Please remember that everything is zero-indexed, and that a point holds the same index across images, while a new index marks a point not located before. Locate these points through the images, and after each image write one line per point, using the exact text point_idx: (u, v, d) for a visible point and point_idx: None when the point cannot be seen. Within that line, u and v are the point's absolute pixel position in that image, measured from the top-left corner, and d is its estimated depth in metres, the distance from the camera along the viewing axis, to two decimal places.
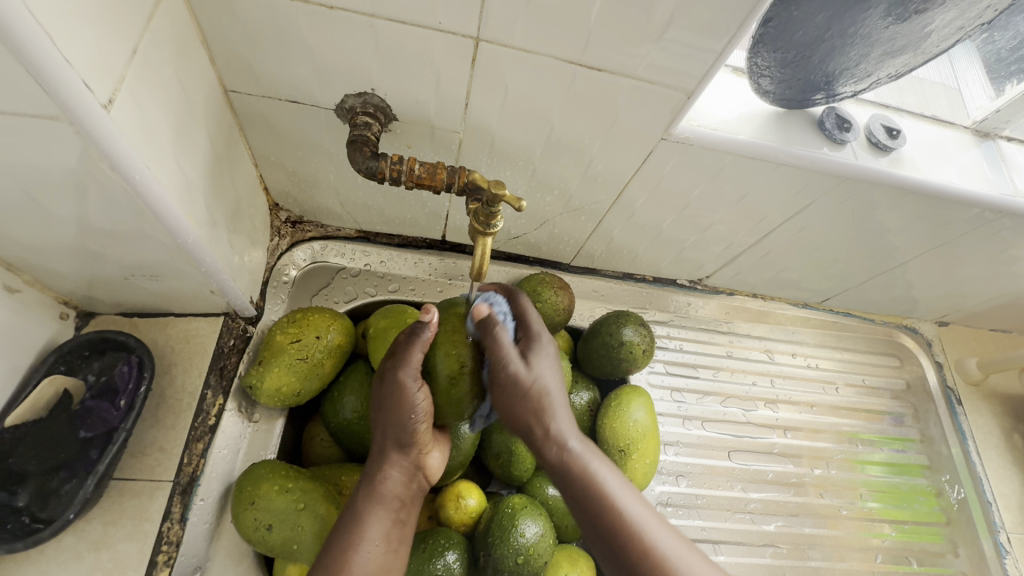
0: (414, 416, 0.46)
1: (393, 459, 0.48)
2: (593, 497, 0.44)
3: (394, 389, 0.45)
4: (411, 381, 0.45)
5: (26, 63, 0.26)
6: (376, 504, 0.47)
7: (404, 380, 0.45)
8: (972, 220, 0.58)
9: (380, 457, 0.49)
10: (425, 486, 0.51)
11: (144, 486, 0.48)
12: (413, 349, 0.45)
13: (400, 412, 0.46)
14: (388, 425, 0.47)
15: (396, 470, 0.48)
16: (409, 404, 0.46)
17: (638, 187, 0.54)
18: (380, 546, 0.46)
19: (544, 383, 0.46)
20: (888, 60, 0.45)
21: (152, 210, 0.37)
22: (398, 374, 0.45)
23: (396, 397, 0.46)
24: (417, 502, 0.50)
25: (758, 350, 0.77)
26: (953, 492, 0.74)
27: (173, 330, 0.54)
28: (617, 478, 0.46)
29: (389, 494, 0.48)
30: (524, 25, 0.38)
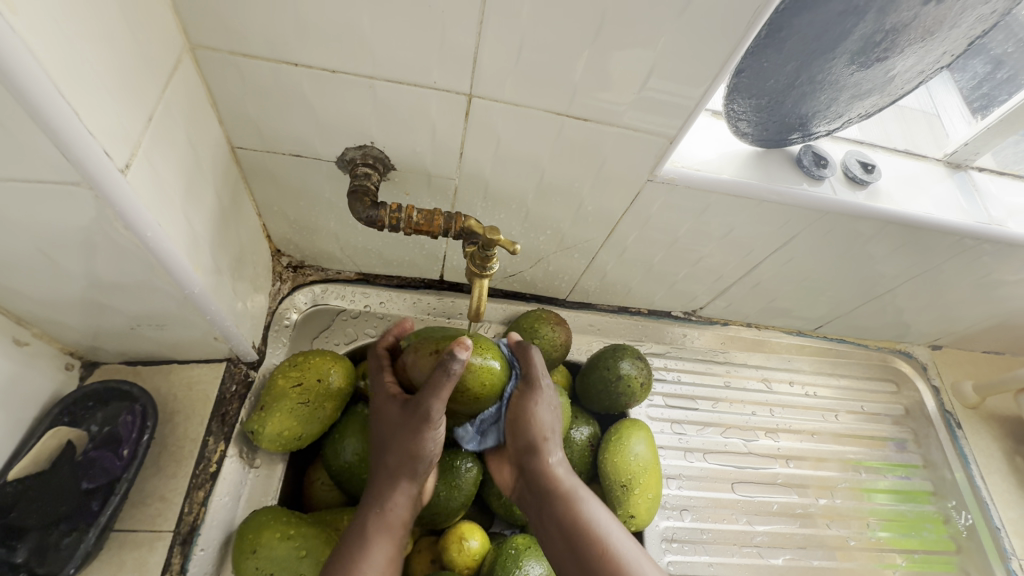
0: (429, 448, 0.48)
1: (400, 485, 0.48)
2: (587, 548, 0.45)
3: (417, 422, 0.46)
4: (435, 412, 0.46)
5: (54, 139, 0.27)
6: (384, 531, 0.46)
7: (432, 409, 0.46)
8: (953, 246, 0.60)
9: (388, 483, 0.48)
10: (420, 505, 0.51)
11: (144, 537, 0.48)
12: (444, 382, 0.44)
13: (418, 445, 0.47)
14: (398, 451, 0.47)
15: (401, 496, 0.48)
16: (428, 429, 0.47)
17: (628, 225, 0.56)
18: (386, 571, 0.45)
19: (541, 427, 0.50)
20: (857, 100, 0.48)
21: (163, 264, 0.38)
22: (426, 407, 0.46)
23: (420, 425, 0.46)
24: (413, 531, 0.49)
25: (756, 379, 0.78)
26: (961, 519, 0.73)
27: (176, 376, 0.54)
28: (621, 532, 0.47)
29: (396, 521, 0.47)
30: (513, 82, 0.40)
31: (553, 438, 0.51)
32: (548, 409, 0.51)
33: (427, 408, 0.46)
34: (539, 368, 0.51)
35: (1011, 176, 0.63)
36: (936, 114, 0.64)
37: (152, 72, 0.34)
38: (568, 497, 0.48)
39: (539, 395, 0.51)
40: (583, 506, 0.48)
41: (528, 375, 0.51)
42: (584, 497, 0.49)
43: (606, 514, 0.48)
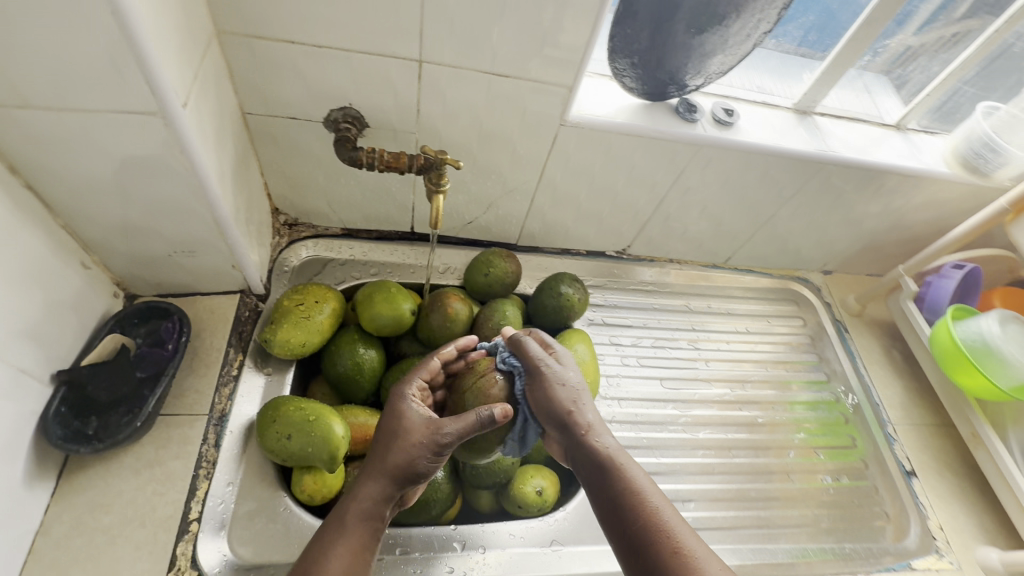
0: (428, 471, 0.52)
1: (379, 484, 0.50)
2: (627, 511, 0.48)
3: (419, 437, 0.51)
4: (448, 439, 0.51)
5: (150, 83, 0.42)
6: (350, 519, 0.49)
7: (444, 432, 0.51)
8: (806, 171, 0.78)
9: (366, 480, 0.51)
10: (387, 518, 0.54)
11: (185, 418, 0.60)
12: (473, 426, 0.51)
13: (422, 466, 0.51)
14: (394, 457, 0.51)
15: (380, 500, 0.50)
16: (428, 449, 0.51)
17: (554, 167, 0.73)
18: (348, 559, 0.47)
19: (565, 402, 0.54)
20: (707, 58, 0.66)
21: (203, 187, 0.53)
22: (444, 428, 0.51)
23: (421, 440, 0.51)
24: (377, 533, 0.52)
25: (680, 303, 0.94)
26: (848, 399, 0.89)
27: (201, 305, 0.68)
28: (647, 478, 0.50)
29: (361, 513, 0.49)
30: (450, 50, 0.57)
31: (582, 399, 0.55)
32: (565, 384, 0.55)
33: (444, 434, 0.51)
34: (539, 354, 0.57)
35: (848, 118, 0.82)
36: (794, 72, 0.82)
37: (196, 47, 0.49)
38: (596, 438, 0.53)
39: (546, 374, 0.55)
40: (627, 471, 0.50)
41: (532, 360, 0.57)
42: (624, 460, 0.51)
43: (637, 467, 0.51)
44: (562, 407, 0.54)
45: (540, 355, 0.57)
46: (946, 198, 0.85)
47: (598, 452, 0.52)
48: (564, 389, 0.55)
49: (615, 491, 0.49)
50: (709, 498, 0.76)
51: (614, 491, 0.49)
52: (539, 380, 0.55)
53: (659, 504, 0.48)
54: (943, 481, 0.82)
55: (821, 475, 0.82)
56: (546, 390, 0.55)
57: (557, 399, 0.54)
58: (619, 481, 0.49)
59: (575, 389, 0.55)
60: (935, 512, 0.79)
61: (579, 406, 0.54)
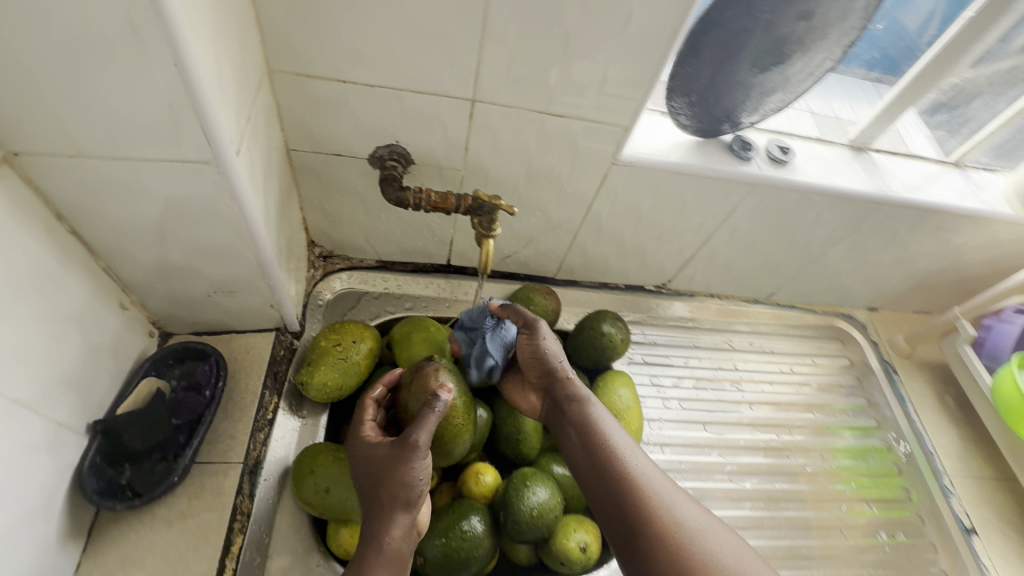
0: (420, 478, 0.50)
1: (396, 514, 0.49)
2: (593, 439, 0.58)
3: (396, 452, 0.50)
4: (422, 441, 0.50)
5: (206, 133, 0.40)
6: (378, 554, 0.47)
7: (416, 439, 0.50)
8: (862, 211, 0.74)
9: (375, 514, 0.49)
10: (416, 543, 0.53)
11: (219, 466, 0.58)
12: (430, 415, 0.50)
13: (409, 475, 0.50)
14: (379, 481, 0.50)
15: (398, 529, 0.49)
16: (412, 462, 0.49)
17: (601, 204, 0.70)
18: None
19: (550, 351, 0.64)
20: (766, 97, 0.63)
21: (249, 232, 0.51)
22: (410, 437, 0.50)
23: (400, 453, 0.50)
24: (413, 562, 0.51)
25: (721, 341, 0.91)
26: (900, 447, 0.85)
27: (236, 343, 0.66)
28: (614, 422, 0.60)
29: (391, 549, 0.48)
30: (505, 90, 0.55)
31: (561, 354, 0.65)
32: (551, 339, 0.65)
33: (410, 437, 0.50)
34: (532, 315, 0.65)
35: (904, 156, 0.78)
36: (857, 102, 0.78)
37: (249, 89, 0.47)
38: (573, 385, 0.62)
39: (540, 332, 0.64)
40: (595, 411, 0.60)
41: (529, 318, 0.65)
42: (593, 405, 0.61)
43: (604, 410, 0.61)
44: (540, 354, 0.64)
45: (532, 317, 0.65)
46: (1005, 240, 0.82)
47: (571, 393, 0.62)
48: (551, 344, 0.64)
49: (584, 429, 0.59)
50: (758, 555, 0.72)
51: (583, 426, 0.59)
52: (532, 333, 0.64)
53: (619, 437, 0.57)
54: (1004, 540, 0.77)
55: (875, 530, 0.77)
56: (534, 342, 0.64)
57: (541, 348, 0.64)
58: (586, 418, 0.59)
59: (558, 348, 0.65)
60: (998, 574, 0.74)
61: (560, 359, 0.64)
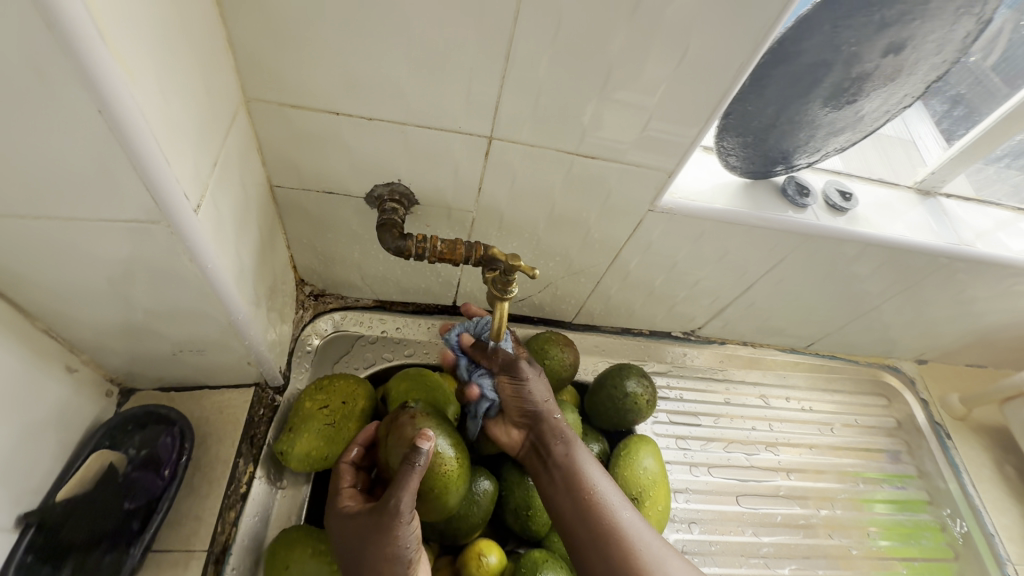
0: (408, 549, 0.45)
1: None
2: (578, 486, 0.56)
3: (383, 521, 0.45)
4: (407, 510, 0.45)
5: (149, 187, 0.31)
6: None
7: (401, 507, 0.45)
8: (929, 266, 0.65)
9: None
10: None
11: (180, 556, 0.49)
12: (410, 476, 0.45)
13: (393, 547, 0.45)
14: (367, 553, 0.45)
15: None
16: (401, 530, 0.45)
17: (631, 251, 0.61)
18: None
19: (534, 394, 0.59)
20: (833, 137, 0.54)
21: (215, 292, 0.42)
22: (394, 503, 0.45)
23: (386, 523, 0.45)
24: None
25: (754, 396, 0.82)
26: (956, 526, 0.76)
27: (208, 402, 0.57)
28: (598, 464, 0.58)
29: None
30: (529, 127, 0.46)
31: (546, 392, 0.60)
32: (536, 379, 0.59)
33: (392, 505, 0.45)
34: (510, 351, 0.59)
35: (977, 201, 0.69)
36: (911, 138, 0.70)
37: (217, 125, 0.38)
38: (558, 427, 0.59)
39: (522, 373, 0.59)
40: (580, 455, 0.58)
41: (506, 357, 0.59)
42: (577, 447, 0.59)
43: (588, 452, 0.59)
44: (525, 397, 0.59)
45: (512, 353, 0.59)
46: None
47: (557, 436, 0.59)
48: (536, 385, 0.59)
49: (568, 473, 0.57)
50: None
51: (569, 473, 0.57)
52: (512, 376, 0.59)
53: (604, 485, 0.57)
54: None
55: None
56: (517, 384, 0.59)
57: (525, 391, 0.59)
58: (573, 465, 0.57)
59: (542, 386, 0.60)
60: None
61: (547, 399, 0.60)
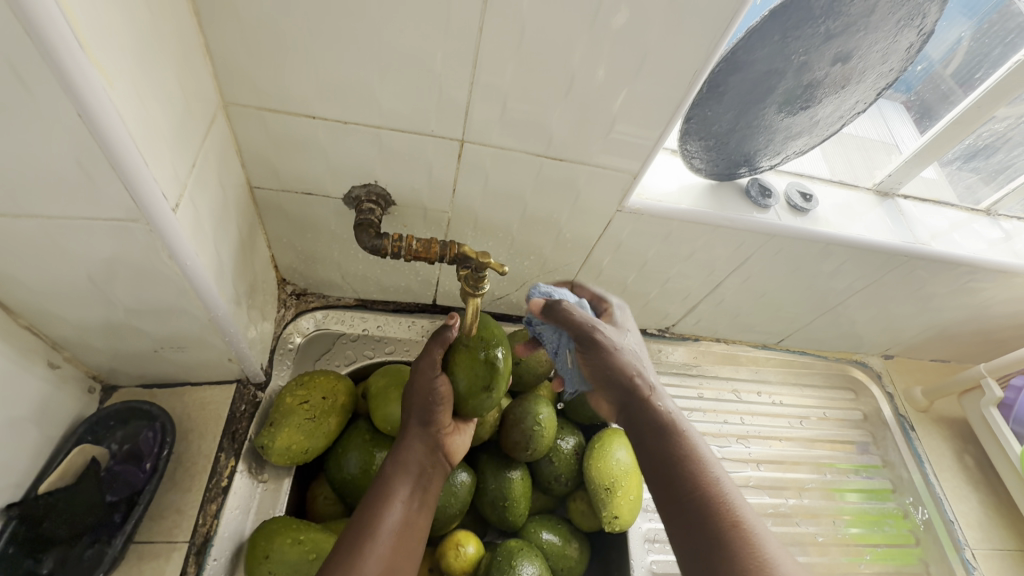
0: (433, 398, 0.54)
1: (416, 434, 0.55)
2: (684, 476, 0.43)
3: (417, 377, 0.55)
4: (435, 370, 0.54)
5: (128, 186, 0.33)
6: (400, 471, 0.53)
7: (427, 368, 0.54)
8: (888, 263, 0.68)
9: (406, 433, 0.55)
10: (445, 463, 0.57)
11: (161, 547, 0.51)
12: (434, 344, 0.54)
13: (424, 395, 0.54)
14: (412, 406, 0.55)
15: (419, 443, 0.55)
16: (429, 386, 0.54)
17: (603, 250, 0.63)
18: (402, 504, 0.52)
19: (619, 363, 0.53)
20: (791, 140, 0.57)
21: (195, 288, 0.44)
22: (421, 362, 0.54)
23: (417, 379, 0.55)
24: (441, 475, 0.56)
25: (726, 390, 0.84)
26: (918, 513, 0.78)
27: (190, 398, 0.58)
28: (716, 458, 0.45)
29: (411, 463, 0.54)
30: (499, 131, 0.48)
31: (636, 362, 0.54)
32: (614, 346, 0.54)
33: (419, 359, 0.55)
34: (580, 317, 0.54)
35: (933, 202, 0.72)
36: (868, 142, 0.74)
37: (196, 127, 0.40)
38: (657, 405, 0.50)
39: (598, 340, 0.54)
40: (692, 446, 0.45)
41: (577, 325, 0.54)
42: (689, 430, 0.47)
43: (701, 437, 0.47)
44: (614, 369, 0.53)
45: (586, 320, 0.54)
46: None
47: (658, 416, 0.48)
48: (620, 353, 0.54)
49: (675, 456, 0.45)
50: None
51: (678, 467, 0.44)
52: (590, 344, 0.54)
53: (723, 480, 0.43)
54: None
55: None
56: (599, 353, 0.54)
57: (609, 362, 0.53)
58: (681, 459, 0.44)
59: (630, 353, 0.54)
60: None
61: (638, 368, 0.53)
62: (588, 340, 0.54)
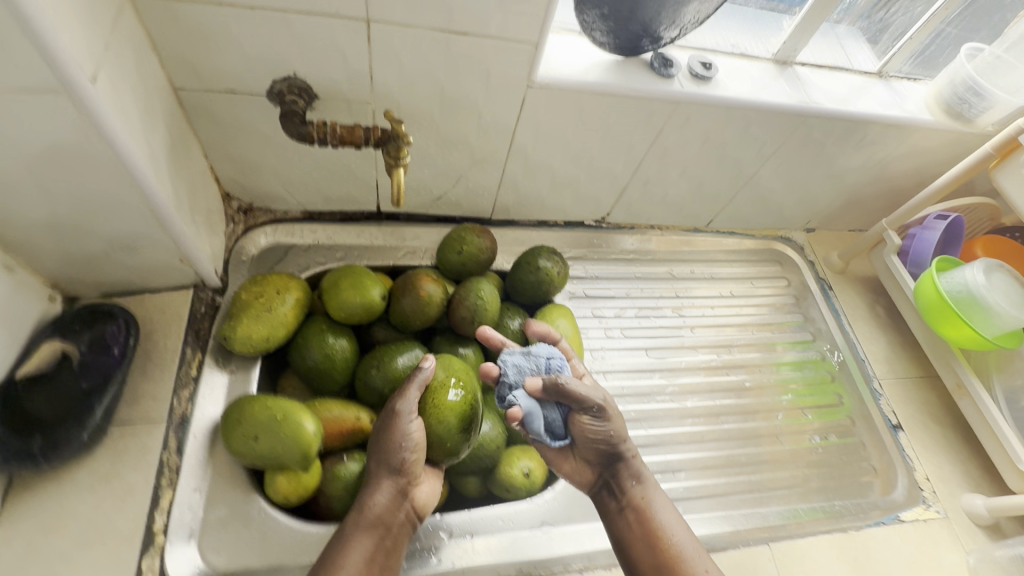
0: (404, 445, 0.55)
1: (383, 483, 0.55)
2: (653, 543, 0.58)
3: (389, 421, 0.56)
4: (405, 415, 0.55)
5: (42, 49, 0.36)
6: (362, 527, 0.53)
7: (398, 414, 0.56)
8: (787, 125, 0.74)
9: (374, 484, 0.56)
10: (412, 517, 0.57)
11: (141, 426, 0.56)
12: (410, 386, 0.56)
13: (395, 442, 0.55)
14: (381, 453, 0.56)
15: (383, 494, 0.55)
16: (403, 433, 0.55)
17: (524, 132, 0.68)
18: (360, 567, 0.51)
19: (617, 433, 0.61)
20: (685, 8, 0.59)
21: (129, 173, 0.47)
22: (394, 405, 0.56)
23: (390, 421, 0.56)
24: (402, 531, 0.56)
25: (662, 270, 0.92)
26: (833, 357, 0.88)
27: (150, 303, 0.63)
28: (673, 514, 0.61)
29: (374, 517, 0.54)
30: (400, 6, 0.51)
31: (619, 430, 0.62)
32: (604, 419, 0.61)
33: (395, 406, 0.56)
34: (580, 393, 0.59)
35: (830, 68, 0.78)
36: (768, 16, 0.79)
37: (103, 11, 0.43)
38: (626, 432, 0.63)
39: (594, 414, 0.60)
40: (654, 500, 0.61)
41: (576, 399, 0.59)
42: (650, 487, 0.62)
43: (663, 499, 0.62)
44: (617, 439, 0.61)
45: (584, 395, 0.59)
46: (928, 148, 0.83)
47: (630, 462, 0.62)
48: (613, 421, 0.61)
49: (649, 534, 0.59)
50: (699, 466, 0.75)
51: (651, 534, 0.59)
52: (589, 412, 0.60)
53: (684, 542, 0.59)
54: (928, 432, 0.82)
55: (809, 435, 0.81)
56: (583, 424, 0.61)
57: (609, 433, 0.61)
58: (652, 526, 0.59)
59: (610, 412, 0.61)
60: (921, 464, 0.79)
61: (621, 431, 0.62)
62: (597, 410, 0.60)
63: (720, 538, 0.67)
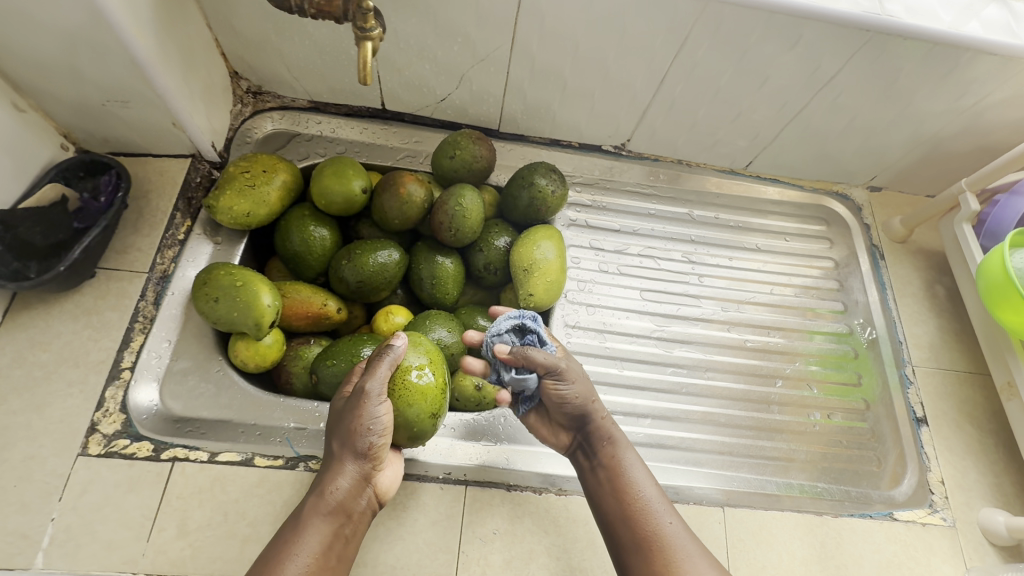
0: (372, 429, 0.49)
1: (346, 468, 0.50)
2: (621, 500, 0.54)
3: (355, 403, 0.49)
4: (373, 396, 0.49)
5: None
6: (320, 514, 0.48)
7: (366, 393, 0.49)
8: (847, 44, 0.62)
9: (335, 467, 0.50)
10: (372, 504, 0.52)
11: (125, 274, 0.61)
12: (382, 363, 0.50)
13: (361, 425, 0.49)
14: (343, 434, 0.50)
15: (346, 479, 0.50)
16: (370, 417, 0.49)
17: (528, 25, 0.62)
18: (314, 556, 0.46)
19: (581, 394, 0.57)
20: None
21: (104, 13, 0.49)
22: (363, 384, 0.49)
23: (356, 401, 0.49)
24: (362, 520, 0.51)
25: (682, 211, 0.83)
26: (863, 333, 0.77)
27: (151, 166, 0.67)
28: (644, 473, 0.56)
29: (335, 504, 0.49)
30: None
31: (582, 388, 0.58)
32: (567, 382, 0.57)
33: (364, 387, 0.49)
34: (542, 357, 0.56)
35: None
36: None
37: None
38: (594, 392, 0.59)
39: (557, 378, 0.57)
40: (626, 457, 0.57)
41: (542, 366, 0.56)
42: (621, 442, 0.58)
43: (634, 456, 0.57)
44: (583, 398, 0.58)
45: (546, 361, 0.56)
46: None
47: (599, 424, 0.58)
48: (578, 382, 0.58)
49: (615, 491, 0.55)
50: (670, 417, 0.69)
51: (618, 492, 0.55)
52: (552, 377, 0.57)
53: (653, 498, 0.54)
54: (959, 433, 0.70)
55: (810, 410, 0.72)
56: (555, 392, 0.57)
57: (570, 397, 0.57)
58: (621, 482, 0.55)
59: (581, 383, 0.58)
60: (939, 464, 0.68)
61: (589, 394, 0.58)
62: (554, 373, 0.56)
63: (672, 489, 0.63)
